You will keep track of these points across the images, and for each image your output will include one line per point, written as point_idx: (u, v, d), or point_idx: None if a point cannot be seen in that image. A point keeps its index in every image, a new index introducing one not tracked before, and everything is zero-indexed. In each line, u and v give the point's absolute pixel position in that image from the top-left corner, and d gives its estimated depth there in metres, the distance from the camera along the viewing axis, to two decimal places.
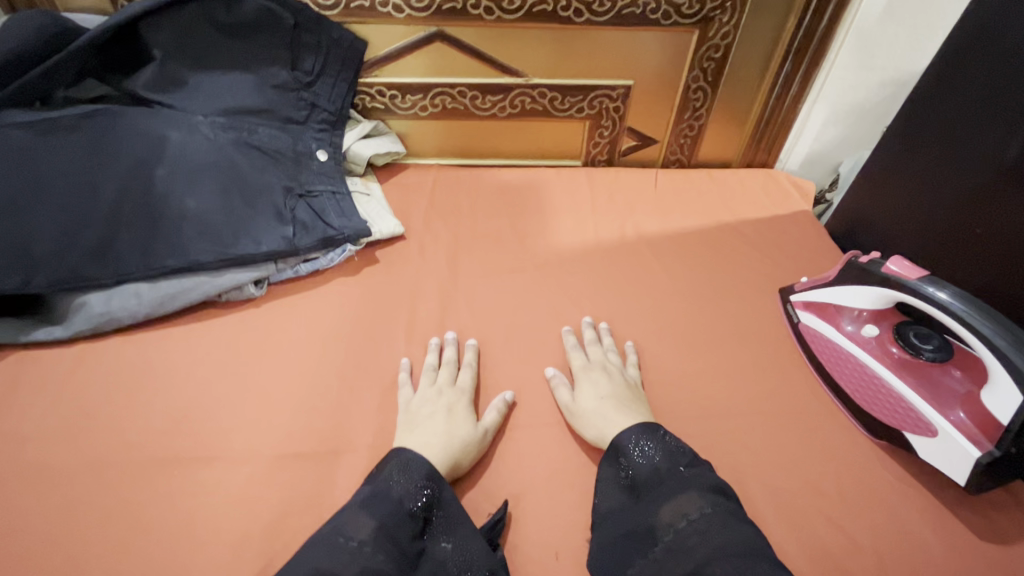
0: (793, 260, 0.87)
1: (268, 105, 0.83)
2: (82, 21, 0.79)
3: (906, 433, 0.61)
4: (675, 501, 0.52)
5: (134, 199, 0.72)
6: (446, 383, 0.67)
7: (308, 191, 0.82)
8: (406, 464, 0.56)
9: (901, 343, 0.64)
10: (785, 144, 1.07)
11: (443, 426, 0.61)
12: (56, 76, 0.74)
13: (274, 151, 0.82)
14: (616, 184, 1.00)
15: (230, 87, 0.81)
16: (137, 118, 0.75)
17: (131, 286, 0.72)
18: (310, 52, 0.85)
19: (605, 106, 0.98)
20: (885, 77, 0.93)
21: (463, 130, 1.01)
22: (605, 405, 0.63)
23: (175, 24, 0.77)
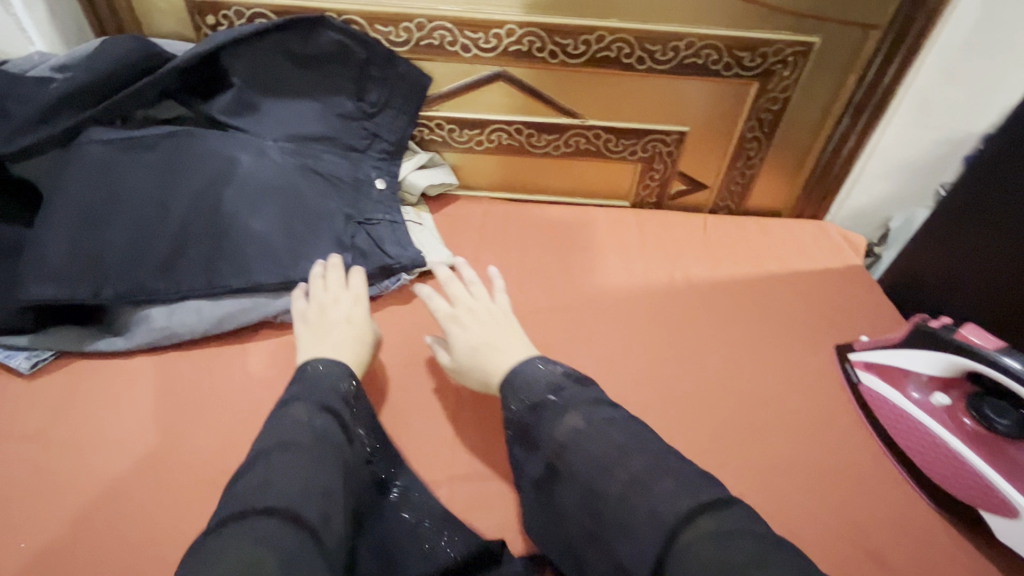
0: (847, 317, 0.85)
1: (334, 134, 0.86)
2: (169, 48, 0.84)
3: (981, 511, 0.59)
4: (566, 417, 0.56)
5: (203, 219, 0.74)
6: (348, 301, 0.73)
7: (366, 219, 0.84)
8: (326, 371, 0.62)
9: (975, 415, 0.63)
10: (836, 197, 1.05)
11: (344, 340, 0.68)
12: (140, 97, 0.77)
13: (337, 178, 0.84)
14: (665, 227, 1.00)
15: (300, 115, 0.84)
16: (212, 139, 0.78)
17: (193, 302, 0.74)
18: (376, 85, 0.87)
19: (659, 150, 0.99)
20: (941, 136, 0.94)
21: (515, 165, 1.03)
22: (477, 353, 0.66)
23: (255, 54, 0.80)
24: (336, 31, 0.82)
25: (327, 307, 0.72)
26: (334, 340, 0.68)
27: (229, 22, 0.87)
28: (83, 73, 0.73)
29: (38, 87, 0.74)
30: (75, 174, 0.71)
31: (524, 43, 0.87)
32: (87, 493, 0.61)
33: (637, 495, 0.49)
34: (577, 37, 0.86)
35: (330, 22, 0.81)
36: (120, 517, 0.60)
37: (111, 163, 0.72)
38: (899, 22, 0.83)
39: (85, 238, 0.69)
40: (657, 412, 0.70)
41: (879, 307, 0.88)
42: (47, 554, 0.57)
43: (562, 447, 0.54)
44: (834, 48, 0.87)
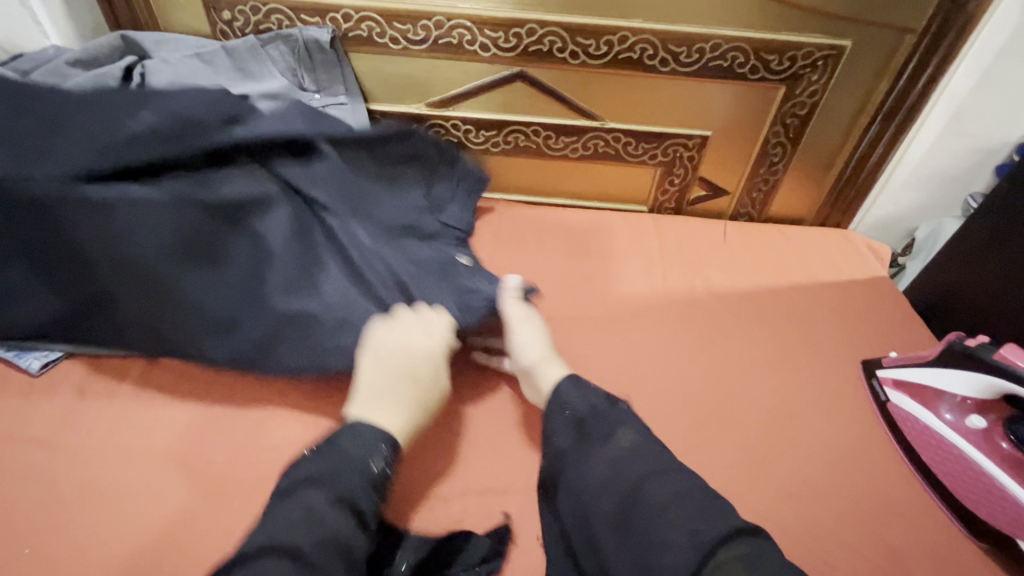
0: (873, 333, 0.83)
1: (414, 221, 0.78)
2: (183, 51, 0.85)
3: (1019, 540, 0.56)
4: (619, 427, 0.55)
5: (261, 285, 0.66)
6: (410, 353, 0.62)
7: (468, 296, 0.71)
8: (365, 433, 0.54)
9: (1012, 438, 0.60)
10: (861, 206, 1.02)
11: (410, 393, 0.59)
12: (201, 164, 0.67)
13: (421, 260, 0.74)
14: (685, 233, 0.97)
15: (370, 193, 0.76)
16: (288, 219, 0.69)
17: None
18: (444, 181, 0.86)
19: (679, 154, 0.97)
20: (975, 144, 0.91)
21: (532, 168, 1.01)
22: (545, 357, 0.66)
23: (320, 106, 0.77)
24: (411, 159, 0.82)
25: (393, 354, 0.61)
26: (388, 398, 0.58)
27: (244, 16, 0.86)
28: (108, 101, 0.65)
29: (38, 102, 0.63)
30: (103, 219, 0.62)
31: (545, 42, 0.85)
32: (83, 503, 0.58)
33: (675, 507, 0.47)
34: (600, 37, 0.84)
35: (416, 132, 0.82)
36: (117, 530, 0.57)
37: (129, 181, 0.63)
38: (936, 26, 0.80)
39: (128, 296, 0.65)
40: (675, 427, 0.68)
41: (907, 321, 0.85)
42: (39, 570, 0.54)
43: (608, 455, 0.53)
44: (865, 52, 0.84)
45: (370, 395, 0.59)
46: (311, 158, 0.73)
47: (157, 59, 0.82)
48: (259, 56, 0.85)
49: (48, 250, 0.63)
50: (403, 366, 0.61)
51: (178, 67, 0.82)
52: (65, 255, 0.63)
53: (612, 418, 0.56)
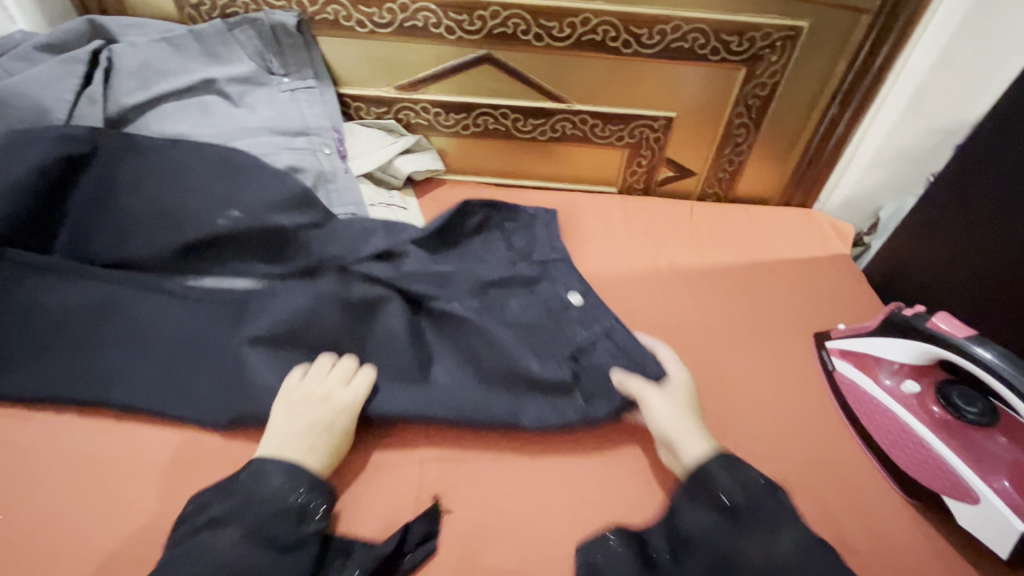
0: (828, 307, 0.85)
1: (512, 272, 0.80)
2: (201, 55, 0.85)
3: (944, 497, 0.59)
4: (781, 530, 0.49)
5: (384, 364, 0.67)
6: (313, 397, 0.61)
7: (580, 349, 0.71)
8: (263, 476, 0.55)
9: (944, 403, 0.63)
10: (825, 186, 1.04)
11: (304, 430, 0.59)
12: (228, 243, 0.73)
13: (521, 319, 0.74)
14: (650, 213, 0.99)
15: (446, 257, 0.81)
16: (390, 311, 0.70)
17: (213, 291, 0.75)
18: (520, 234, 0.87)
19: (646, 135, 0.99)
20: (934, 124, 0.91)
21: (502, 151, 1.03)
22: (683, 421, 0.61)
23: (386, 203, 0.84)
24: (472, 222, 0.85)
25: (304, 397, 0.61)
26: (302, 438, 0.58)
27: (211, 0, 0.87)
28: (170, 161, 0.74)
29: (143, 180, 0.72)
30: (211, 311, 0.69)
31: (509, 25, 0.86)
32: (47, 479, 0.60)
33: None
34: (563, 20, 0.85)
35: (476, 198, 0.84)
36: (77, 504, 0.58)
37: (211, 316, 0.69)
38: (889, 8, 0.82)
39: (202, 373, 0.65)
40: None
41: (863, 296, 0.87)
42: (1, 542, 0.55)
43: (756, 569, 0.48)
44: (823, 33, 0.86)
45: (282, 436, 0.58)
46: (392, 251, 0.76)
47: (125, 44, 0.83)
48: (226, 40, 0.85)
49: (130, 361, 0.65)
50: (303, 405, 0.60)
51: (145, 52, 0.83)
52: (147, 353, 0.66)
53: (773, 517, 0.50)
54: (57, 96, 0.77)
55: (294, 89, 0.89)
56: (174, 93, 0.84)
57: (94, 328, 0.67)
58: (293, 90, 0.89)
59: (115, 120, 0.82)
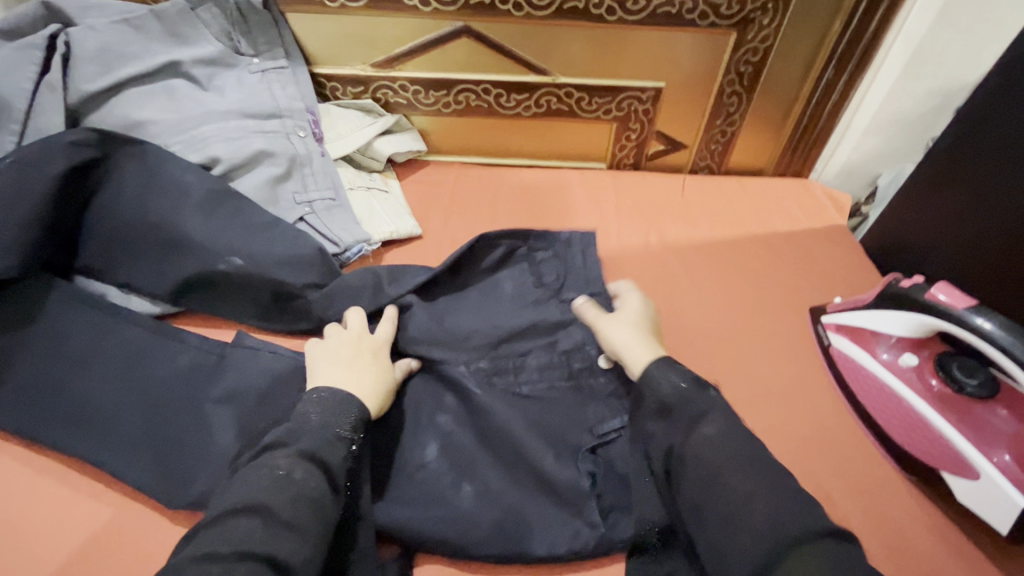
0: (825, 279, 0.83)
1: (534, 320, 0.71)
2: (181, 54, 0.81)
3: (943, 472, 0.57)
4: None
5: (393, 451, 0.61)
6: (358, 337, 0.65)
7: (602, 437, 0.63)
8: (332, 401, 0.56)
9: (942, 375, 0.60)
10: (820, 154, 1.01)
11: (368, 372, 0.61)
12: (223, 288, 0.72)
13: (543, 386, 0.67)
14: (640, 188, 0.96)
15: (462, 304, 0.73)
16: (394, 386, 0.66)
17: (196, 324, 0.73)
18: (549, 266, 0.76)
19: (634, 108, 0.95)
20: (933, 87, 0.87)
21: (486, 128, 0.99)
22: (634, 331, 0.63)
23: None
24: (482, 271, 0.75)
25: (346, 343, 0.64)
26: (352, 366, 0.61)
27: None
28: (152, 184, 0.72)
29: (156, 209, 0.72)
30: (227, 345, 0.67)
31: None
32: (35, 487, 0.60)
33: None
34: None
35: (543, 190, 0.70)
36: (66, 512, 0.58)
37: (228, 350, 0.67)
38: None
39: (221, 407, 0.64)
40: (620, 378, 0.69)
41: (859, 267, 0.85)
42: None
43: None
44: None
45: (329, 371, 0.60)
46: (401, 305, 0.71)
47: (83, 28, 0.78)
48: (190, 20, 0.81)
49: (145, 394, 0.64)
50: (351, 346, 0.64)
51: (104, 35, 0.78)
52: (164, 382, 0.65)
53: None
54: (13, 86, 0.73)
55: (265, 69, 0.85)
56: (138, 78, 0.80)
57: (93, 359, 0.66)
58: (263, 71, 0.85)
59: (77, 108, 0.78)
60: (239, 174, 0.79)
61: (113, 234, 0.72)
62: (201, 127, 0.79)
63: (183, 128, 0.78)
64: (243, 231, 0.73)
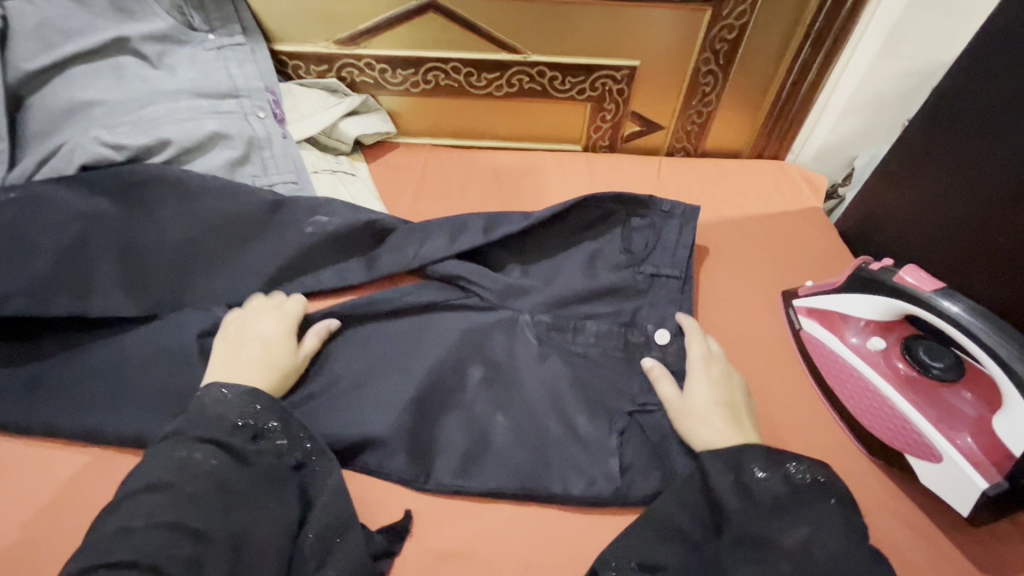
0: (797, 261, 0.82)
1: (504, 309, 0.70)
2: (129, 28, 0.77)
3: (907, 456, 0.57)
4: None
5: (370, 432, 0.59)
6: (242, 322, 0.63)
7: (642, 405, 0.63)
8: (221, 395, 0.53)
9: (909, 359, 0.59)
10: (797, 135, 0.99)
11: (262, 357, 0.60)
12: (176, 275, 0.68)
13: (509, 368, 0.65)
14: (615, 171, 0.95)
15: (424, 296, 0.70)
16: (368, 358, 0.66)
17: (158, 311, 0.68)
18: (576, 231, 0.75)
19: (608, 87, 0.93)
20: (909, 66, 0.85)
21: (456, 109, 0.96)
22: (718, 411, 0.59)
23: (344, 235, 0.72)
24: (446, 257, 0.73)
25: (239, 328, 0.63)
26: (240, 352, 0.60)
27: None
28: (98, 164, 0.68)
29: (97, 197, 0.67)
30: (180, 339, 0.64)
31: None
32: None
33: None
34: None
35: (594, 198, 0.74)
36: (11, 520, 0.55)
37: (178, 344, 0.64)
38: None
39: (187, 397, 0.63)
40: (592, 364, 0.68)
41: (831, 249, 0.84)
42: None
43: None
44: None
45: (224, 363, 0.59)
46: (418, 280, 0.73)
47: None
48: None
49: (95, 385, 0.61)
50: (233, 332, 0.62)
51: (45, 7, 0.74)
52: (117, 374, 0.62)
53: None
54: None
55: (221, 46, 0.81)
56: (83, 55, 0.75)
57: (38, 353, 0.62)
58: (220, 47, 0.81)
59: (17, 88, 0.74)
60: (193, 157, 0.75)
61: (29, 231, 0.64)
62: (149, 107, 0.74)
63: (130, 108, 0.73)
64: (194, 217, 0.69)
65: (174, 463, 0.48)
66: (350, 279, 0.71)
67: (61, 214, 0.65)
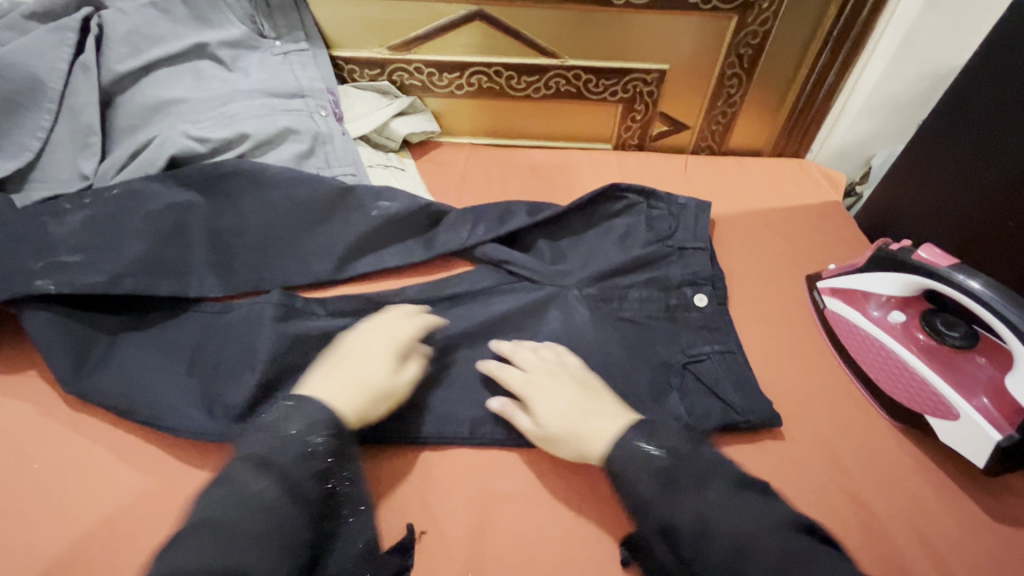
0: (819, 249, 0.88)
1: (549, 291, 0.76)
2: (206, 36, 0.85)
3: (927, 417, 0.62)
4: None
5: (435, 384, 0.67)
6: (345, 349, 0.63)
7: (689, 355, 0.70)
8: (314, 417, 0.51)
9: (928, 330, 0.65)
10: (817, 135, 1.05)
11: (355, 380, 0.58)
12: (253, 258, 0.75)
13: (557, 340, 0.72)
14: (645, 167, 1.02)
15: (476, 275, 0.78)
16: (433, 323, 0.73)
17: (243, 283, 0.74)
18: (610, 217, 0.84)
19: (638, 89, 0.99)
20: (925, 69, 0.91)
21: (496, 110, 1.03)
22: (569, 421, 0.57)
23: (404, 218, 0.79)
24: (494, 239, 0.80)
25: (346, 353, 0.62)
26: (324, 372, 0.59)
27: None
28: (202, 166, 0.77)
29: (186, 189, 0.75)
30: (259, 324, 0.68)
31: None
32: (87, 450, 0.62)
33: None
34: None
35: (620, 186, 0.83)
36: (113, 477, 0.60)
37: (253, 318, 0.69)
38: None
39: None
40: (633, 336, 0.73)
41: (851, 238, 0.90)
42: (45, 518, 0.57)
43: None
44: None
45: (319, 381, 0.58)
46: (476, 258, 0.80)
47: (114, 11, 0.83)
48: (216, 4, 0.85)
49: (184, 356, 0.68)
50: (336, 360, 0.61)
51: (135, 18, 0.82)
52: (200, 343, 0.69)
53: None
54: (49, 66, 0.78)
55: (287, 51, 0.89)
56: (166, 59, 0.83)
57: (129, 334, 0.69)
58: (285, 53, 0.89)
59: (109, 88, 0.82)
60: (265, 151, 0.83)
61: (130, 219, 0.72)
62: (228, 105, 0.82)
63: (211, 106, 0.81)
64: (271, 205, 0.77)
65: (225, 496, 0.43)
66: (411, 259, 0.79)
67: (158, 203, 0.73)
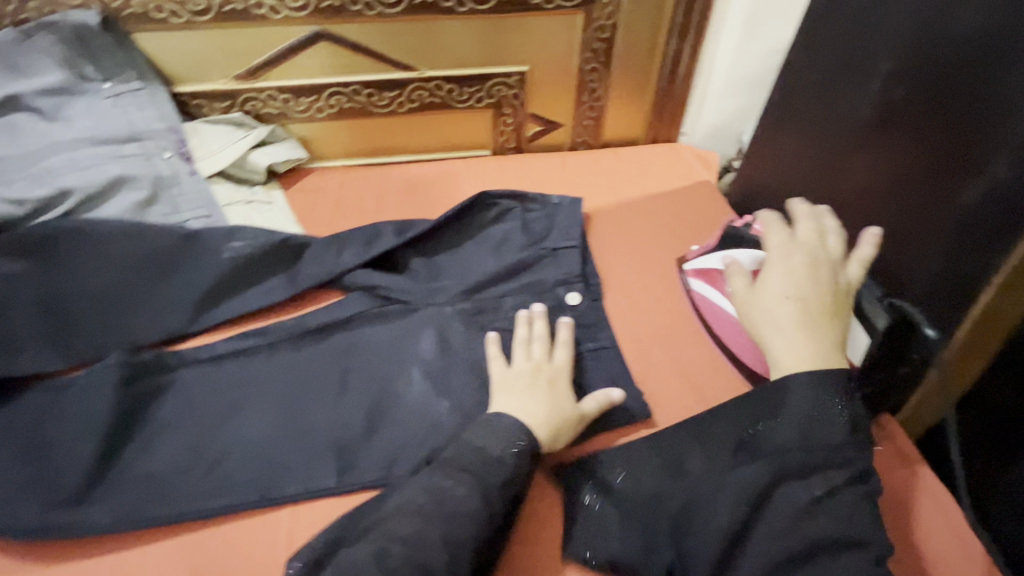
0: (692, 231, 0.90)
1: (423, 311, 0.74)
2: (18, 85, 0.78)
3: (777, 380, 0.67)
4: None
5: (301, 431, 0.63)
6: (541, 363, 0.66)
7: None
8: (501, 427, 0.58)
9: None
10: (685, 118, 1.08)
11: (540, 396, 0.62)
12: (91, 322, 0.69)
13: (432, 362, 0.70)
14: (523, 170, 1.01)
15: (346, 305, 0.74)
16: (300, 363, 0.69)
17: (82, 351, 0.68)
18: (482, 226, 0.83)
19: (503, 93, 0.99)
20: (772, 44, 0.95)
21: (364, 129, 1.00)
22: (782, 312, 0.59)
23: (262, 256, 0.75)
24: (363, 265, 0.77)
25: (537, 372, 0.65)
26: (515, 391, 0.63)
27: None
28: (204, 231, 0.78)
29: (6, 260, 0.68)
30: (98, 398, 0.62)
31: None
32: None
33: None
34: None
35: (490, 194, 0.83)
36: None
37: (91, 391, 0.63)
38: None
39: None
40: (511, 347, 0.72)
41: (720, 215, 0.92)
42: None
43: None
44: None
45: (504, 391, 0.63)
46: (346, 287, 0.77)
47: None
48: (25, 50, 0.77)
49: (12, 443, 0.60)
50: (530, 380, 0.64)
51: None
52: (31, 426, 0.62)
53: None
54: None
55: (118, 93, 0.82)
56: None
57: None
58: (117, 95, 0.82)
59: None
60: (97, 204, 0.78)
61: None
62: (48, 159, 0.77)
63: (26, 163, 0.76)
64: (107, 261, 0.71)
65: (415, 512, 0.52)
66: (274, 298, 0.74)
67: None
